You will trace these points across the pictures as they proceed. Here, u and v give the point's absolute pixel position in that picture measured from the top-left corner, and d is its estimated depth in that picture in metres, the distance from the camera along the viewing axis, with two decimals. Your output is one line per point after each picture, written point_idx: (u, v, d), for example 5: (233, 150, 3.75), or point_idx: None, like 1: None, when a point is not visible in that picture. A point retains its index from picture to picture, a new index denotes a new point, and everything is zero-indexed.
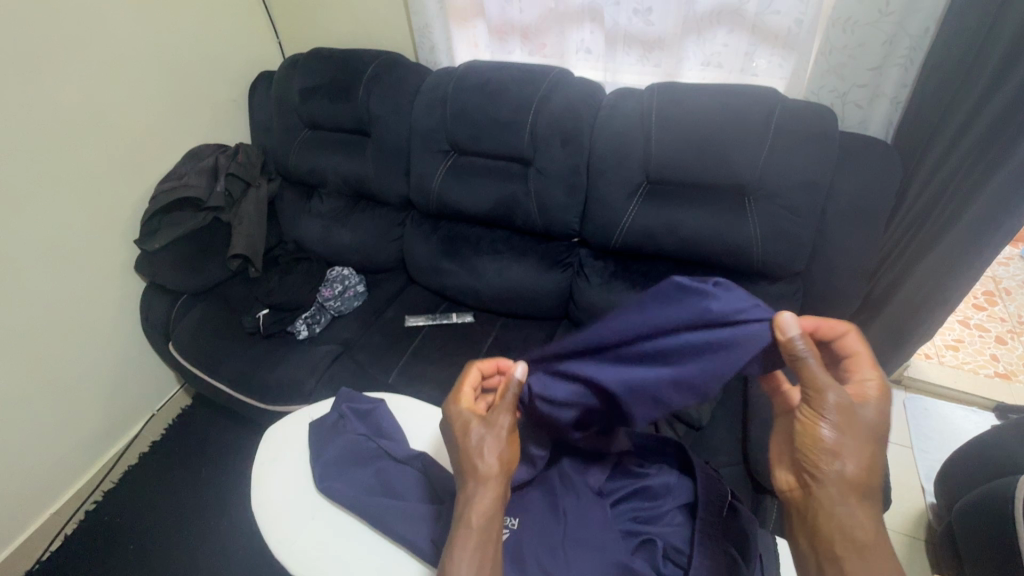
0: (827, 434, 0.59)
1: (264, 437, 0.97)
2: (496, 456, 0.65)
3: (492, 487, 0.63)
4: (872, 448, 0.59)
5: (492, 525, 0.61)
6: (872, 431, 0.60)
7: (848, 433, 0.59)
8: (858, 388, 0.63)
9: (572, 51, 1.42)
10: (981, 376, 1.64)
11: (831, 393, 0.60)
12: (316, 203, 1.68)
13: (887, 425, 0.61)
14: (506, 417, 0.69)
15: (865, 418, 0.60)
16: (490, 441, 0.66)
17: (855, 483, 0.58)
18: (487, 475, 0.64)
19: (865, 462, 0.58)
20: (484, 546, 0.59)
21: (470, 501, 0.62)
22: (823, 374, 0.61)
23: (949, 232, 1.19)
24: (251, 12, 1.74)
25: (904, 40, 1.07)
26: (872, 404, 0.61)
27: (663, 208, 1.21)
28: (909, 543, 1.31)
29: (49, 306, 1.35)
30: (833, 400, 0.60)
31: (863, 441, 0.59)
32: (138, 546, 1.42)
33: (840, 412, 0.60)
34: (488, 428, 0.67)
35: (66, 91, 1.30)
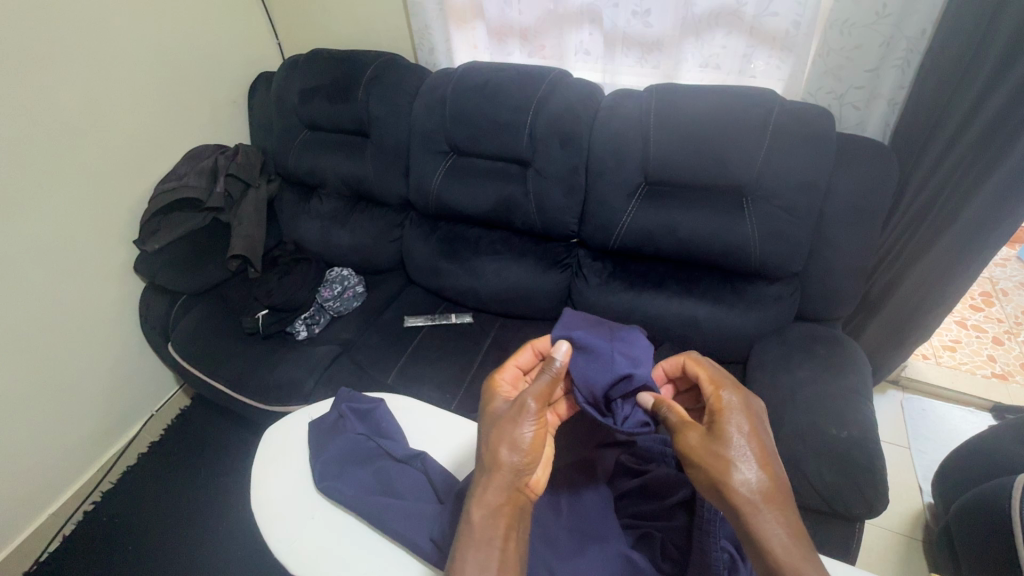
0: (703, 474, 0.63)
1: (263, 436, 0.97)
2: (510, 448, 0.64)
3: (498, 481, 0.62)
4: (749, 458, 0.62)
5: (495, 521, 0.60)
6: (739, 442, 0.63)
7: (721, 461, 0.62)
8: (716, 402, 0.68)
9: (571, 52, 1.43)
10: (978, 377, 1.65)
11: (693, 435, 0.66)
12: (315, 204, 1.69)
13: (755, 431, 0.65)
14: (532, 402, 0.67)
15: (723, 434, 0.64)
16: (506, 429, 0.65)
17: (746, 507, 0.59)
18: (493, 467, 0.63)
19: (749, 479, 0.60)
20: (483, 543, 0.58)
21: (474, 496, 0.62)
22: (680, 421, 0.68)
23: (946, 233, 1.19)
24: (251, 13, 1.74)
25: (901, 42, 1.08)
26: (726, 413, 0.66)
27: (661, 209, 1.21)
28: (907, 543, 1.31)
29: (48, 307, 1.35)
30: (693, 443, 0.65)
31: (734, 461, 0.61)
32: (137, 547, 1.42)
33: (704, 449, 0.64)
34: (511, 413, 0.66)
35: (66, 91, 1.30)
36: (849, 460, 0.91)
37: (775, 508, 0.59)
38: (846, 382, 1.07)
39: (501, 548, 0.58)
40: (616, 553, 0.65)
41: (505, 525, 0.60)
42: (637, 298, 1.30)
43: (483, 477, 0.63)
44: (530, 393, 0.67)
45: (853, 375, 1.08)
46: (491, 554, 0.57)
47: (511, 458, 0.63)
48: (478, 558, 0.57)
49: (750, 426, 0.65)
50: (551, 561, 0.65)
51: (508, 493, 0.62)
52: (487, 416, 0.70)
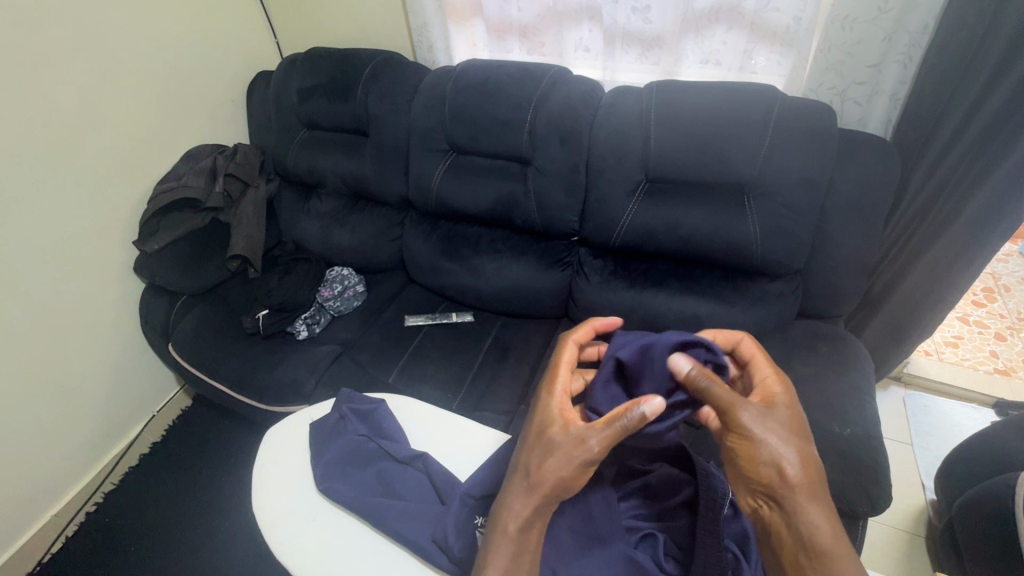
0: (756, 446, 0.61)
1: (265, 437, 0.97)
2: (557, 476, 0.61)
3: (537, 504, 0.61)
4: (802, 443, 0.61)
5: (523, 540, 0.60)
6: (794, 427, 0.63)
7: (775, 435, 0.61)
8: (772, 388, 0.68)
9: (571, 50, 1.42)
10: (981, 373, 1.65)
11: (745, 411, 0.62)
12: (314, 203, 1.68)
13: (800, 419, 0.64)
14: (597, 444, 0.61)
15: (777, 414, 0.63)
16: (557, 456, 0.62)
17: (797, 481, 0.58)
18: (538, 490, 0.61)
19: (800, 462, 0.59)
20: (510, 557, 0.59)
21: (510, 506, 0.62)
22: (730, 392, 0.63)
23: (948, 229, 1.19)
24: (249, 12, 1.73)
25: (904, 37, 1.07)
26: (782, 401, 0.66)
27: (663, 206, 1.21)
28: (909, 540, 1.31)
29: (48, 308, 1.35)
30: (749, 415, 0.62)
31: (788, 442, 0.61)
32: (139, 547, 1.42)
33: (760, 423, 0.61)
34: (567, 443, 0.62)
35: (64, 91, 1.29)
36: (853, 457, 0.91)
37: (823, 497, 0.59)
38: (849, 379, 1.06)
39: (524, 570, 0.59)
40: (620, 555, 0.65)
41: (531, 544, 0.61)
42: (638, 296, 1.30)
43: (523, 493, 0.62)
44: (596, 433, 0.61)
45: (856, 372, 1.08)
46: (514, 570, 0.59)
47: (555, 486, 0.61)
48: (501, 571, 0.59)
49: (800, 417, 0.65)
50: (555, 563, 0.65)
51: (541, 515, 0.62)
52: (539, 429, 0.66)
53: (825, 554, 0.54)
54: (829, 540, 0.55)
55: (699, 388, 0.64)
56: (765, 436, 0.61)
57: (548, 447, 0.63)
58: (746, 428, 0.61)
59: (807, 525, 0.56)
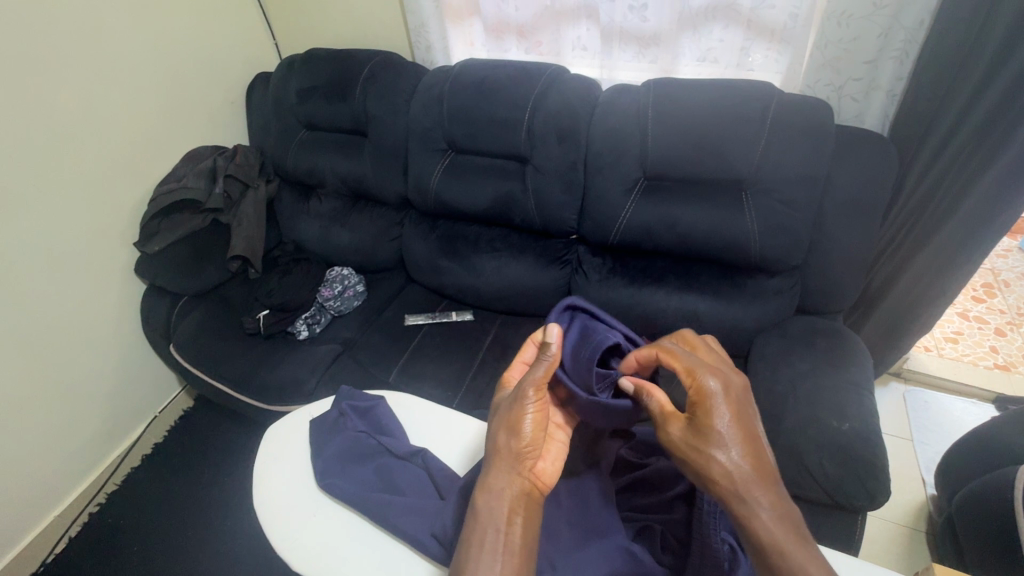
0: (691, 471, 0.60)
1: (266, 435, 0.97)
2: (508, 433, 0.65)
3: (502, 467, 0.63)
4: (736, 447, 0.59)
5: (501, 505, 0.61)
6: (723, 428, 0.60)
7: (703, 453, 0.59)
8: (699, 389, 0.63)
9: (568, 48, 1.43)
10: (981, 368, 1.65)
11: (671, 433, 0.63)
12: (314, 204, 1.69)
13: (736, 413, 0.61)
14: (530, 390, 0.66)
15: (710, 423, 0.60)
16: (505, 418, 0.66)
17: (729, 497, 0.57)
18: (498, 455, 0.64)
19: (738, 467, 0.57)
20: (487, 527, 0.59)
21: (479, 483, 0.63)
22: (663, 418, 0.65)
23: (946, 224, 1.19)
24: (247, 13, 1.74)
25: (900, 33, 1.07)
26: (710, 406, 0.61)
27: (662, 204, 1.21)
28: (910, 535, 1.31)
29: (49, 310, 1.35)
30: (675, 439, 0.62)
31: (716, 452, 0.59)
32: (142, 547, 1.43)
33: (688, 440, 0.61)
34: (509, 404, 0.67)
35: (65, 94, 1.30)
36: (850, 451, 0.91)
37: (767, 495, 0.56)
38: (848, 375, 1.07)
39: (505, 534, 0.58)
40: (619, 547, 0.65)
41: (510, 508, 0.60)
42: (637, 294, 1.30)
43: (489, 466, 0.64)
44: (529, 382, 0.67)
45: (854, 367, 1.08)
46: (495, 538, 0.58)
47: (512, 445, 0.65)
48: (484, 543, 0.58)
49: (738, 414, 0.61)
50: (554, 558, 0.65)
51: (512, 478, 0.63)
52: (492, 410, 0.71)
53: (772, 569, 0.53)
54: (779, 549, 0.53)
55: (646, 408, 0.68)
56: (692, 461, 0.60)
57: (497, 418, 0.68)
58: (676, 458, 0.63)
59: (755, 539, 0.54)
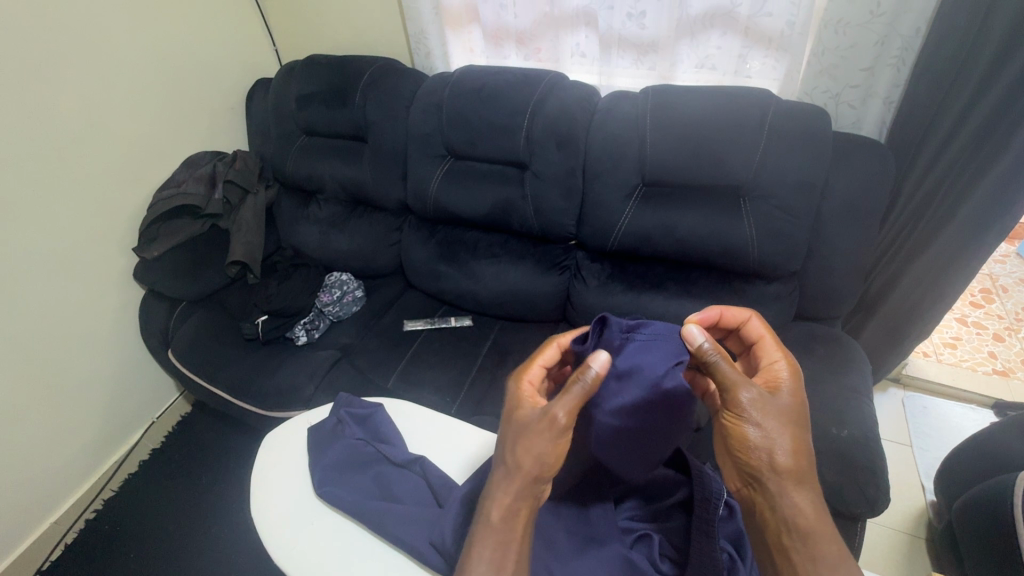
0: (750, 428, 0.62)
1: (263, 442, 0.97)
2: (535, 456, 0.60)
3: (519, 488, 0.61)
4: (797, 427, 0.63)
5: (512, 526, 0.60)
6: (792, 409, 0.64)
7: (780, 423, 0.62)
8: (779, 371, 0.69)
9: (567, 55, 1.43)
10: (980, 374, 1.65)
11: (742, 391, 0.63)
12: (313, 209, 1.69)
13: (801, 404, 0.66)
14: (562, 415, 0.61)
15: (781, 400, 0.64)
16: (531, 436, 0.61)
17: (794, 468, 0.60)
18: (516, 475, 0.61)
19: (798, 448, 0.61)
20: (496, 546, 0.58)
21: (491, 495, 0.62)
22: (735, 372, 0.65)
23: (944, 230, 1.19)
24: (247, 20, 1.75)
25: (896, 41, 1.08)
26: (788, 386, 0.67)
27: (660, 209, 1.21)
28: (910, 541, 1.31)
29: (47, 315, 1.35)
30: (748, 396, 0.63)
31: (784, 425, 0.62)
32: (139, 554, 1.42)
33: (760, 402, 0.63)
34: (538, 422, 0.61)
35: (65, 99, 1.31)
36: (849, 458, 0.91)
37: (812, 486, 0.60)
38: (846, 381, 1.07)
39: (514, 560, 0.58)
40: (617, 555, 0.65)
41: (521, 532, 0.60)
42: (636, 300, 1.30)
43: (505, 481, 0.61)
44: (559, 404, 0.61)
45: (853, 373, 1.08)
46: (500, 558, 0.58)
47: (535, 468, 0.60)
48: (491, 563, 0.57)
49: (802, 408, 0.65)
50: (552, 566, 0.65)
51: (526, 500, 0.61)
52: (509, 419, 0.66)
53: (807, 538, 0.57)
54: (819, 529, 0.57)
55: (708, 362, 0.66)
56: (768, 423, 0.62)
57: (520, 428, 0.63)
58: (741, 414, 0.62)
59: (800, 513, 0.58)
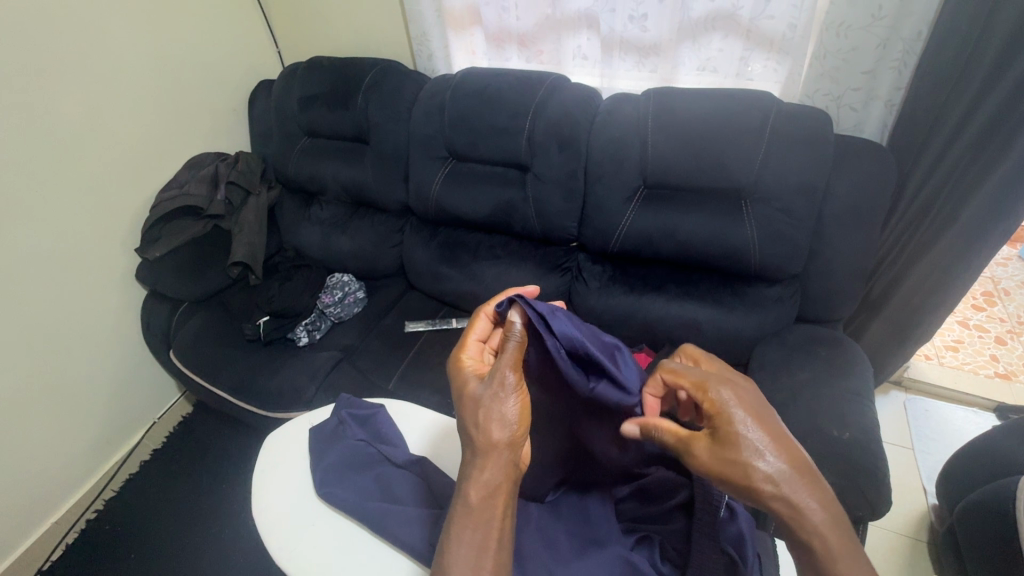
0: (727, 484, 0.58)
1: (264, 443, 0.97)
2: (499, 422, 0.61)
3: (494, 459, 0.60)
4: (763, 449, 0.57)
5: (492, 503, 0.58)
6: (744, 432, 0.58)
7: (778, 441, 0.58)
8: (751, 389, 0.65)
9: (569, 57, 1.44)
10: (982, 377, 1.65)
11: (700, 455, 0.59)
12: (315, 211, 1.70)
13: (757, 421, 0.59)
14: (510, 374, 0.63)
15: (733, 438, 0.58)
16: (490, 405, 0.62)
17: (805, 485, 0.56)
18: (489, 448, 0.60)
19: (775, 473, 0.56)
20: (480, 526, 0.57)
21: (465, 479, 0.60)
22: (682, 435, 0.62)
23: (945, 233, 1.19)
24: (250, 22, 1.76)
25: (898, 44, 1.08)
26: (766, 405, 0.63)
27: (661, 212, 1.22)
28: (912, 545, 1.30)
29: (49, 315, 1.36)
30: (705, 455, 0.59)
31: (750, 460, 0.56)
32: (140, 554, 1.42)
33: (718, 455, 0.58)
34: (492, 390, 0.63)
35: (68, 101, 1.31)
36: (850, 460, 0.91)
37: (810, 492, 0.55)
38: (847, 383, 1.07)
39: (499, 532, 0.57)
40: (618, 556, 0.65)
41: (502, 502, 0.58)
42: (637, 302, 1.30)
43: (476, 458, 0.60)
44: (505, 366, 0.64)
45: (854, 376, 1.08)
46: (486, 537, 0.56)
47: (502, 434, 0.61)
48: (476, 539, 0.56)
49: (756, 423, 0.59)
50: (551, 565, 0.65)
51: (501, 473, 0.59)
52: (461, 398, 0.66)
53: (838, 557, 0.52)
54: (830, 541, 0.53)
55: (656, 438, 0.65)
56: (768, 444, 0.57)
57: (477, 402, 0.63)
58: (737, 443, 0.58)
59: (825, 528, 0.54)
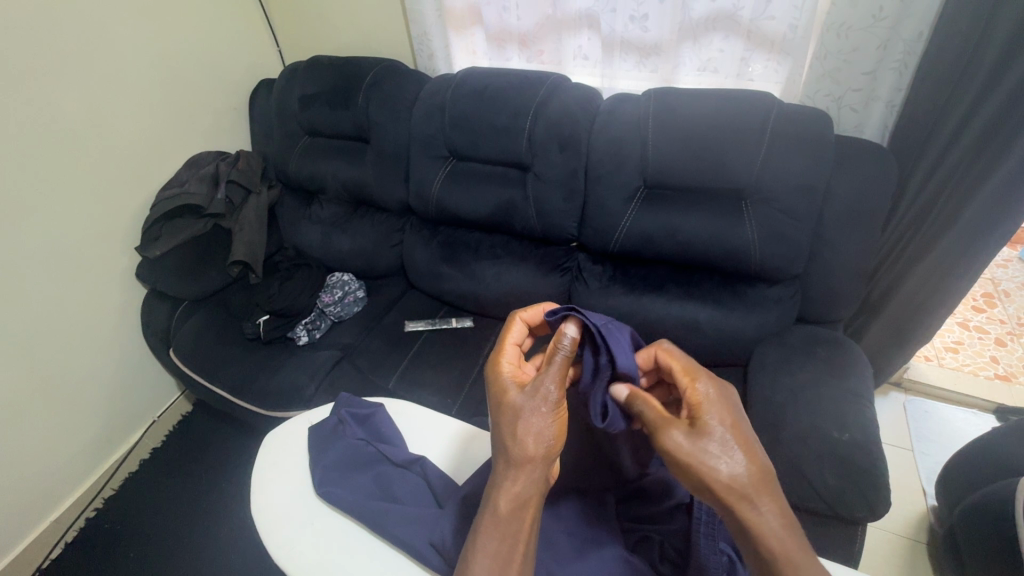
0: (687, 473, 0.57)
1: (264, 442, 0.97)
2: (536, 436, 0.60)
3: (527, 473, 0.59)
4: (730, 446, 0.57)
5: (522, 516, 0.58)
6: (715, 426, 0.58)
7: (707, 453, 0.57)
8: (694, 394, 0.62)
9: (570, 57, 1.44)
10: (982, 378, 1.64)
11: (668, 439, 0.59)
12: (316, 209, 1.70)
13: (730, 420, 0.59)
14: (553, 388, 0.63)
15: (704, 428, 0.58)
16: (528, 418, 0.61)
17: (732, 501, 0.54)
18: (522, 460, 0.59)
19: (738, 472, 0.55)
20: (507, 538, 0.57)
21: (495, 489, 0.59)
22: (661, 416, 0.62)
23: (946, 234, 1.19)
24: (251, 21, 1.76)
25: (899, 45, 1.08)
26: (709, 409, 0.60)
27: (662, 212, 1.22)
28: (911, 546, 1.30)
29: (50, 313, 1.36)
30: (675, 439, 0.59)
31: (713, 452, 0.57)
32: (139, 553, 1.42)
33: (689, 442, 0.58)
34: (531, 402, 0.62)
35: (69, 99, 1.31)
36: (850, 461, 0.91)
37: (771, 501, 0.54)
38: (848, 384, 1.06)
39: (525, 547, 0.56)
40: (616, 555, 0.65)
41: (531, 517, 0.58)
42: (637, 302, 1.30)
43: (509, 470, 0.60)
44: (546, 379, 0.64)
45: (854, 377, 1.08)
46: (513, 550, 0.56)
47: (537, 448, 0.60)
48: (502, 554, 0.56)
49: (730, 420, 0.59)
50: (552, 565, 0.64)
51: (533, 488, 0.59)
52: (499, 405, 0.65)
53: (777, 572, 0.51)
54: (781, 549, 0.52)
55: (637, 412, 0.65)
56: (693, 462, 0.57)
57: (514, 412, 0.62)
58: (707, 433, 0.58)
59: (762, 538, 0.52)
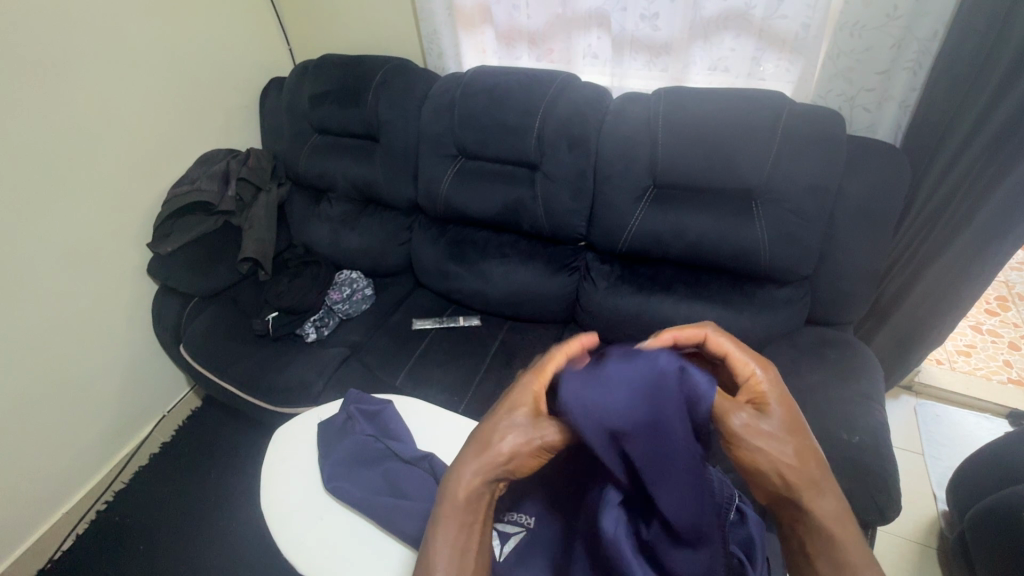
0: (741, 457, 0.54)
1: (274, 436, 0.97)
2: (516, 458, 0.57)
3: (485, 476, 0.57)
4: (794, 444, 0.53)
5: (475, 510, 0.57)
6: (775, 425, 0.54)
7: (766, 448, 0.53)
8: (755, 383, 0.57)
9: (580, 56, 1.43)
10: (994, 383, 1.62)
11: (733, 419, 0.53)
12: (325, 207, 1.70)
13: (796, 422, 0.55)
14: (552, 433, 0.56)
15: (770, 426, 0.54)
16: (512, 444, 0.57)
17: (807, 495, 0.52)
18: (486, 464, 0.57)
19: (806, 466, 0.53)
20: (461, 530, 0.56)
21: (452, 481, 0.57)
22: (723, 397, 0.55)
23: (959, 236, 1.18)
24: (262, 20, 1.77)
25: (913, 44, 1.07)
26: (778, 402, 0.56)
27: (671, 212, 1.21)
28: (921, 551, 1.29)
29: (62, 308, 1.37)
30: (739, 423, 0.53)
31: (781, 446, 0.53)
32: (148, 545, 1.43)
33: (754, 428, 0.53)
34: (524, 433, 0.57)
35: (82, 96, 1.33)
36: (862, 464, 0.90)
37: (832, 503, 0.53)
38: (857, 387, 1.06)
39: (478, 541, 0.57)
40: None
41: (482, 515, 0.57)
42: (645, 301, 1.29)
43: (474, 462, 0.57)
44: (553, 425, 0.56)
45: (864, 379, 1.07)
46: (468, 539, 0.56)
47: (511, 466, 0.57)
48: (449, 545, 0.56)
49: (796, 418, 0.56)
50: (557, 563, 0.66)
51: (488, 491, 0.58)
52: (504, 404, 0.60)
53: (827, 557, 0.51)
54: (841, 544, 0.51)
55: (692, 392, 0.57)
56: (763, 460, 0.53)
57: (513, 420, 0.58)
58: (772, 435, 0.53)
59: (823, 527, 0.52)
